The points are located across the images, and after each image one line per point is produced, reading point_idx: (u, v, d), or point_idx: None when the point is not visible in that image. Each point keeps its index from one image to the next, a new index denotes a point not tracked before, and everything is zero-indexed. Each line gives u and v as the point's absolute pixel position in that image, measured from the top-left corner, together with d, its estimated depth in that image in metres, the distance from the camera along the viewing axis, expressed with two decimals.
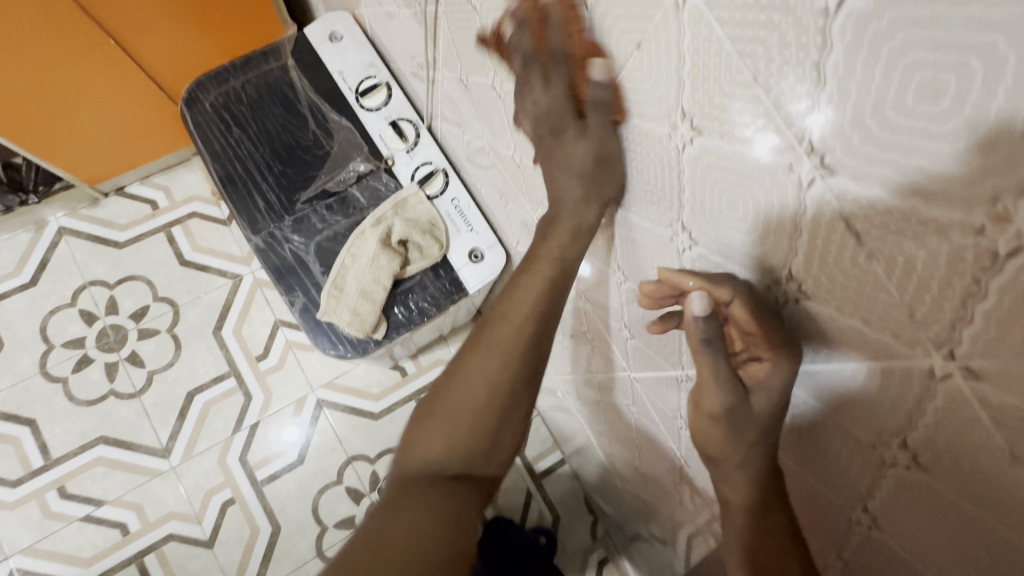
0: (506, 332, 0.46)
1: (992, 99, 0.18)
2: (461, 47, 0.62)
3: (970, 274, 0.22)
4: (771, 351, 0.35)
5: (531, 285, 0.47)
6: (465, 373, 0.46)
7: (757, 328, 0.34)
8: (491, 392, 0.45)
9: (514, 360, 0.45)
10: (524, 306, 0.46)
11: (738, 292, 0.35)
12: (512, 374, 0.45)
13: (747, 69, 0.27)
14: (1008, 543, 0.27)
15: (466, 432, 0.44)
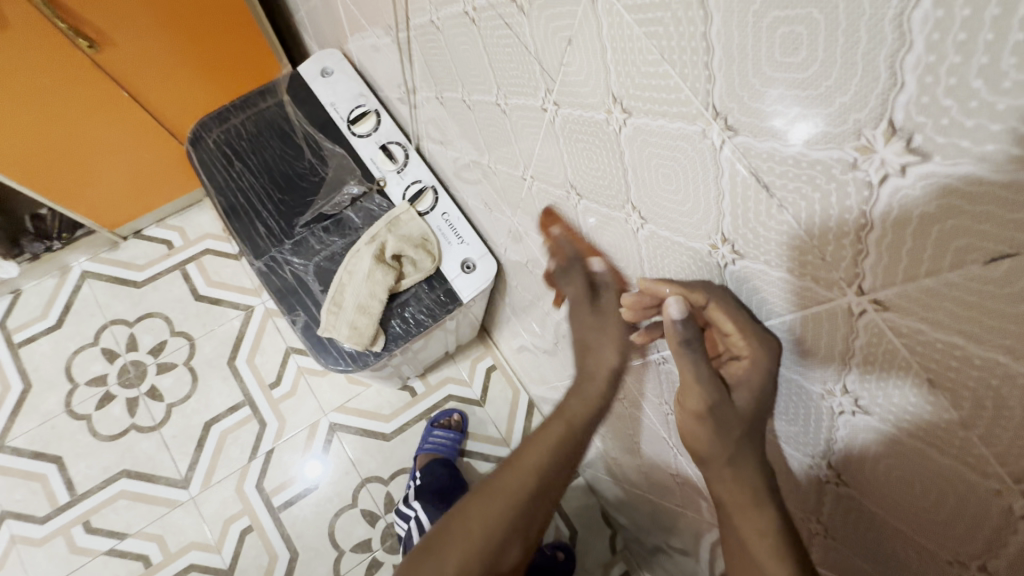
0: (510, 484, 0.51)
1: (835, 44, 0.21)
2: (433, 64, 0.65)
3: (857, 207, 0.24)
4: (749, 349, 0.36)
5: (539, 452, 0.52)
6: (466, 513, 0.50)
7: (733, 327, 0.35)
8: (487, 543, 0.49)
9: (512, 516, 0.50)
10: (526, 474, 0.51)
11: (713, 295, 0.36)
12: (508, 525, 0.50)
13: (653, 51, 0.30)
14: (951, 472, 0.28)
15: (461, 574, 0.48)
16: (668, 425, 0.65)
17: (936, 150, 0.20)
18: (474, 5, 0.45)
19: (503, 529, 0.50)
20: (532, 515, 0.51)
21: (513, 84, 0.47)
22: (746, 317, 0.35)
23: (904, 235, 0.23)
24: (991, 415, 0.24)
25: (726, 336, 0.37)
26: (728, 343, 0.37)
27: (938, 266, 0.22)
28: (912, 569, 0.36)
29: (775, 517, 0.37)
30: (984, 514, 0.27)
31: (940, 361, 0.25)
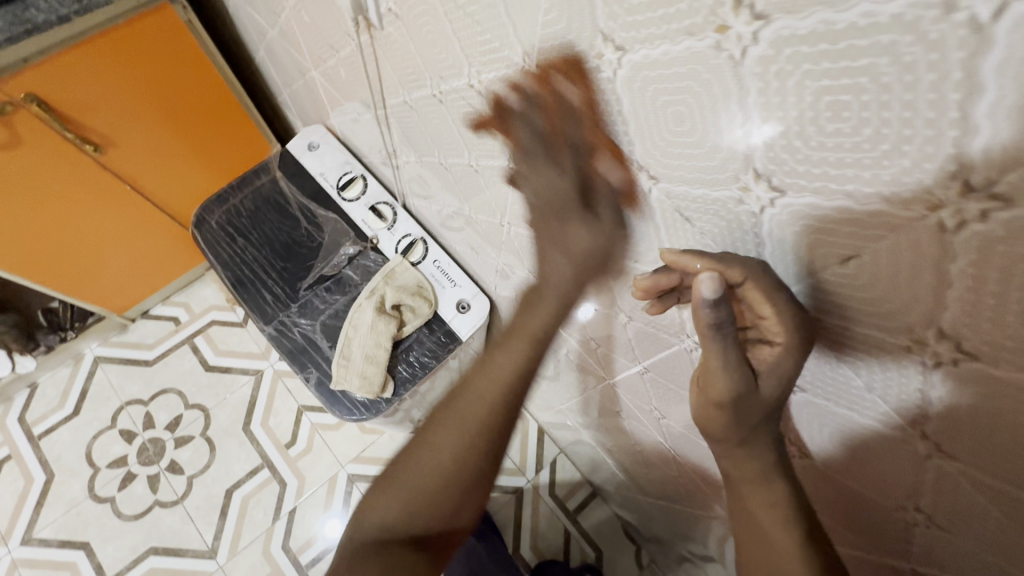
0: (485, 392, 0.47)
1: (709, 120, 0.28)
2: (411, 133, 0.72)
3: (752, 231, 0.31)
4: (784, 335, 0.32)
5: (508, 363, 0.46)
6: (448, 422, 0.47)
7: (772, 312, 0.31)
8: (454, 467, 0.46)
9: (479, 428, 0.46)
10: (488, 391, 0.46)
11: (749, 272, 0.31)
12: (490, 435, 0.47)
13: (586, 124, 0.37)
14: (872, 428, 0.34)
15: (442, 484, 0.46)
16: (666, 428, 0.70)
17: (789, 188, 0.27)
18: (439, 89, 0.53)
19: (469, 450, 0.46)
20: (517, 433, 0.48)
21: (481, 148, 0.55)
22: (784, 298, 0.31)
23: (787, 248, 0.30)
24: (882, 376, 0.30)
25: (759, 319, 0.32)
26: (761, 325, 0.33)
27: (812, 267, 0.29)
28: (874, 523, 0.41)
29: (782, 509, 0.39)
30: (905, 459, 0.33)
31: (840, 341, 0.31)
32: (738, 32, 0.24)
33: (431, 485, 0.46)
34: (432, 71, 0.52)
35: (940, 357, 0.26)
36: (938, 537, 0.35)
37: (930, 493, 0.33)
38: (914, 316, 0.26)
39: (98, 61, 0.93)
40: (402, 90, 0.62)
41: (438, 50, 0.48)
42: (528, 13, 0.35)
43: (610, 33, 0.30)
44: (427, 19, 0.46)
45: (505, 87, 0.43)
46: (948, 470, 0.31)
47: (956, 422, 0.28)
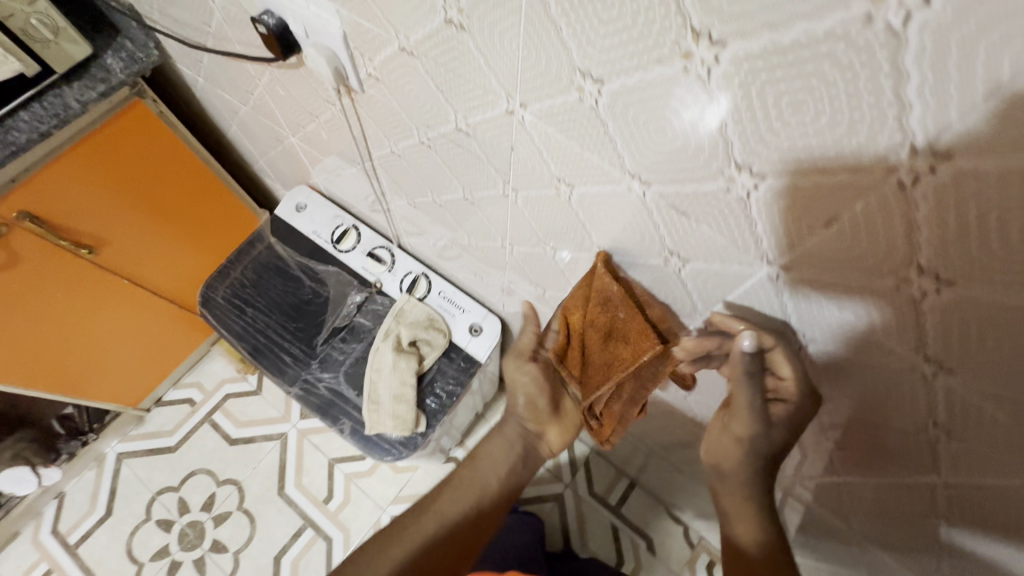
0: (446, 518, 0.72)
1: (686, 128, 0.33)
2: (400, 178, 0.76)
3: (742, 213, 0.35)
4: (796, 395, 0.44)
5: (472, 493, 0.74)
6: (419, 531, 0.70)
7: (791, 374, 0.44)
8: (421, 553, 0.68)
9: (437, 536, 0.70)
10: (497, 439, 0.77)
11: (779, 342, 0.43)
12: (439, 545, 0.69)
13: (575, 145, 0.42)
14: (883, 361, 0.38)
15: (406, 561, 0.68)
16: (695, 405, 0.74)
17: (767, 173, 0.31)
18: (427, 136, 0.57)
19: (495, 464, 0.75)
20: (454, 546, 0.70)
21: (474, 180, 0.59)
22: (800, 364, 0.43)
23: (775, 222, 0.34)
24: (877, 317, 0.35)
25: (780, 379, 0.45)
26: (779, 386, 0.45)
27: (802, 234, 0.33)
28: (902, 448, 0.45)
29: None
30: (917, 385, 0.38)
31: (836, 294, 0.36)
32: (702, 56, 0.28)
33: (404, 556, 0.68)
34: (417, 121, 0.56)
35: (924, 290, 0.30)
36: (964, 448, 0.39)
37: (946, 410, 0.37)
38: (895, 259, 0.30)
39: (83, 168, 0.96)
40: (388, 142, 0.66)
41: (423, 104, 0.53)
42: (508, 65, 0.40)
43: (588, 71, 0.34)
44: (410, 79, 0.50)
45: (493, 126, 0.48)
46: (958, 386, 0.35)
47: (951, 342, 0.32)
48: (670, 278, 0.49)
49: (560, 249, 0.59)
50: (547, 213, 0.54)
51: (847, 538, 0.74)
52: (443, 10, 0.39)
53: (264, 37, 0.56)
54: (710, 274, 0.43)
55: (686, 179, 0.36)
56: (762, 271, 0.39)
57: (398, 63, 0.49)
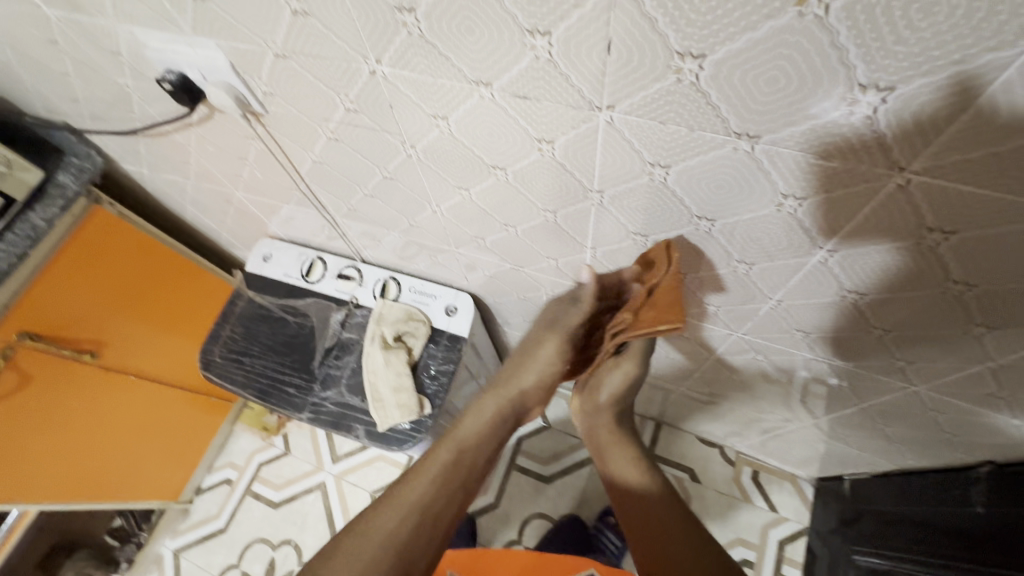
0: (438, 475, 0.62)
1: (482, 19, 0.41)
2: (331, 188, 0.84)
3: (556, 72, 0.43)
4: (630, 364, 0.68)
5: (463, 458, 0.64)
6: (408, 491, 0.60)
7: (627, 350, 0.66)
8: (418, 516, 0.57)
9: (436, 497, 0.60)
10: (482, 421, 0.68)
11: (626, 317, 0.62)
12: (441, 507, 0.59)
13: (426, 75, 0.50)
14: (722, 158, 0.45)
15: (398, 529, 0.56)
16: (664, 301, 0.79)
17: (550, 29, 0.39)
18: (330, 129, 0.66)
19: (482, 443, 0.66)
20: (454, 508, 0.61)
21: (380, 152, 0.67)
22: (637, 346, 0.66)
23: (579, 67, 0.42)
24: (687, 119, 0.42)
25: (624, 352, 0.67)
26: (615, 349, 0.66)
27: (599, 68, 0.41)
28: (787, 238, 0.52)
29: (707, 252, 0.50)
30: (752, 166, 0.44)
31: (656, 111, 0.43)
32: None
33: (394, 522, 0.56)
34: (316, 117, 0.64)
35: (694, 71, 0.38)
36: (819, 209, 0.46)
37: (787, 177, 0.44)
38: (662, 57, 0.38)
39: (64, 279, 1.05)
40: (306, 153, 0.75)
41: (312, 98, 0.61)
42: (350, 29, 0.48)
43: (400, 4, 0.43)
44: (292, 80, 0.59)
45: (367, 92, 0.56)
46: (773, 150, 0.42)
47: (742, 110, 0.40)
48: (555, 168, 0.56)
49: (473, 189, 0.67)
50: (445, 155, 0.62)
51: (826, 370, 0.79)
52: (285, 4, 0.48)
53: (171, 92, 0.66)
54: (573, 144, 0.51)
55: (505, 64, 0.44)
56: (599, 121, 0.46)
57: (279, 68, 0.58)
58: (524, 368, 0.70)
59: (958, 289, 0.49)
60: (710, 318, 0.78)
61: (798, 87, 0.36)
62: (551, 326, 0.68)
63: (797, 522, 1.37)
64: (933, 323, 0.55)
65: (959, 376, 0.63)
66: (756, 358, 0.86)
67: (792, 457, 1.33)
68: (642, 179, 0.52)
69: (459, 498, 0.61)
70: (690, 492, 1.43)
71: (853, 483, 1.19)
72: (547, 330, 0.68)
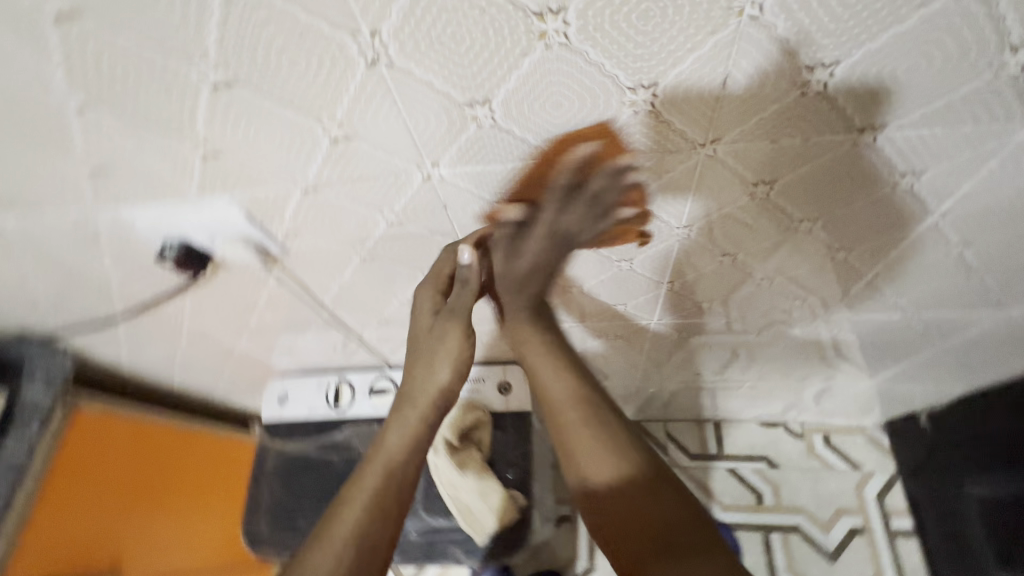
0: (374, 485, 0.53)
1: (576, 91, 0.37)
2: (358, 306, 0.76)
3: (658, 122, 0.40)
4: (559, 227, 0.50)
5: (397, 470, 0.55)
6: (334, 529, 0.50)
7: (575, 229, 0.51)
8: (354, 547, 0.49)
9: (371, 522, 0.51)
10: (406, 432, 0.57)
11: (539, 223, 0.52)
12: (376, 527, 0.51)
13: (496, 165, 0.45)
14: (838, 155, 0.43)
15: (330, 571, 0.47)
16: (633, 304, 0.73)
17: (658, 80, 0.36)
18: (365, 248, 0.59)
19: (415, 454, 0.56)
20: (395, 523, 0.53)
21: (426, 255, 0.61)
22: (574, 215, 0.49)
23: (686, 110, 0.38)
24: (805, 129, 0.40)
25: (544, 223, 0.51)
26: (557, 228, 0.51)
27: (710, 106, 0.38)
28: (897, 213, 0.50)
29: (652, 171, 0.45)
30: (870, 155, 0.42)
31: (771, 129, 0.40)
32: (553, 30, 0.32)
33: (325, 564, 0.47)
34: (350, 240, 0.58)
35: (822, 82, 0.36)
36: (940, 175, 0.44)
37: (911, 154, 0.42)
38: (789, 75, 0.35)
39: (60, 509, 0.87)
40: (332, 280, 0.67)
41: (348, 223, 0.55)
42: (405, 141, 0.43)
43: (473, 99, 0.38)
44: (326, 211, 0.52)
45: (418, 199, 0.51)
46: (899, 133, 0.40)
47: (871, 106, 0.37)
48: (638, 215, 0.52)
49: None
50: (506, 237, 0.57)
51: (907, 322, 0.77)
52: (324, 134, 0.42)
53: (176, 264, 0.57)
54: (665, 187, 0.48)
55: (598, 130, 0.41)
56: (700, 156, 0.44)
57: (307, 203, 0.51)
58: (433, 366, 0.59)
59: None
60: (788, 310, 0.75)
61: (942, 64, 0.34)
62: (446, 312, 0.59)
63: (886, 473, 1.34)
64: None
65: None
66: (833, 334, 0.84)
67: (859, 411, 1.32)
68: (740, 200, 0.49)
69: (397, 516, 0.53)
70: (777, 480, 1.37)
71: (927, 420, 1.17)
72: (447, 320, 0.58)
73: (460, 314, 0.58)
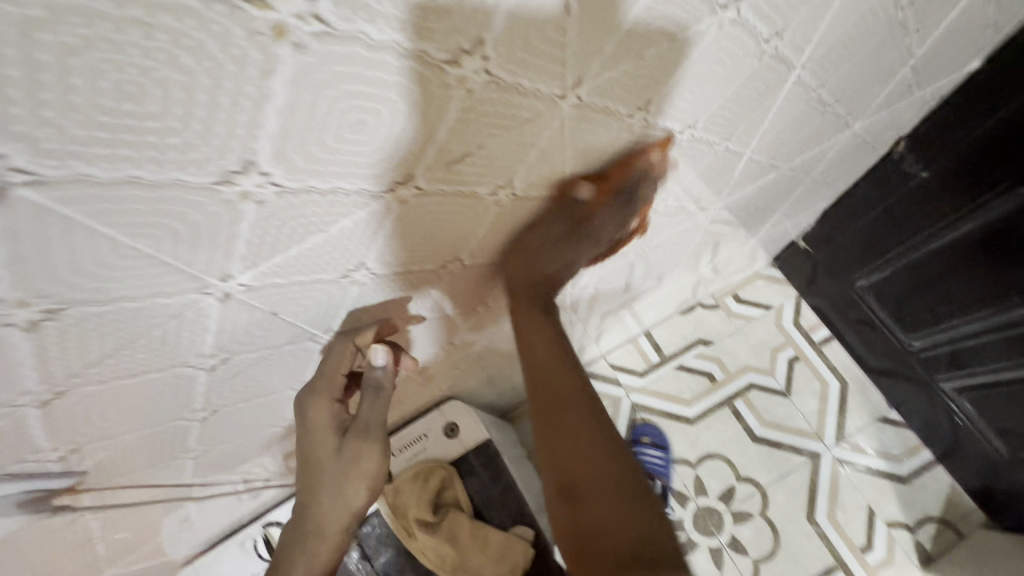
0: None
1: (375, 94, 0.24)
2: (233, 456, 0.57)
3: (502, 90, 0.28)
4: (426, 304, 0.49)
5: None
6: None
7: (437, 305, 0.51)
8: None
9: None
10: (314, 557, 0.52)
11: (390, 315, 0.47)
12: None
13: (314, 235, 0.31)
14: (711, 43, 0.35)
15: None
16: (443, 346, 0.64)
17: (485, 33, 0.24)
18: (198, 407, 0.42)
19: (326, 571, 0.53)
20: None
21: (287, 369, 0.45)
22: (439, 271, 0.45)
23: (533, 60, 0.27)
24: (671, 28, 0.31)
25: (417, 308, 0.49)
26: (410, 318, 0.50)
27: (559, 41, 0.27)
28: (767, 82, 0.45)
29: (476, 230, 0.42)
30: (741, 28, 0.35)
31: (637, 42, 0.31)
32: (292, 15, 0.18)
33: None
34: (168, 411, 0.40)
35: None
36: (801, 23, 0.39)
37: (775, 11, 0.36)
38: None
39: None
40: (177, 457, 0.48)
41: (147, 399, 0.37)
42: (153, 271, 0.26)
43: (225, 172, 0.23)
44: (99, 406, 0.34)
45: (231, 323, 0.34)
46: None
47: None
48: (516, 204, 0.41)
49: (423, 306, 0.50)
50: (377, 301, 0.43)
51: (777, 176, 0.78)
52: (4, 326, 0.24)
53: None
54: (534, 164, 0.37)
55: (431, 134, 0.28)
56: (565, 110, 0.33)
57: (63, 412, 0.32)
58: (345, 491, 0.51)
59: (902, 14, 0.47)
60: (682, 216, 0.71)
61: None
62: (358, 429, 0.50)
63: (790, 298, 1.28)
64: (875, 63, 0.55)
65: (889, 87, 0.65)
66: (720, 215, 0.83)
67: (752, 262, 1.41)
68: (619, 139, 0.40)
69: None
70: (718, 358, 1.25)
71: (806, 241, 1.19)
72: (357, 441, 0.50)
73: (374, 431, 0.50)
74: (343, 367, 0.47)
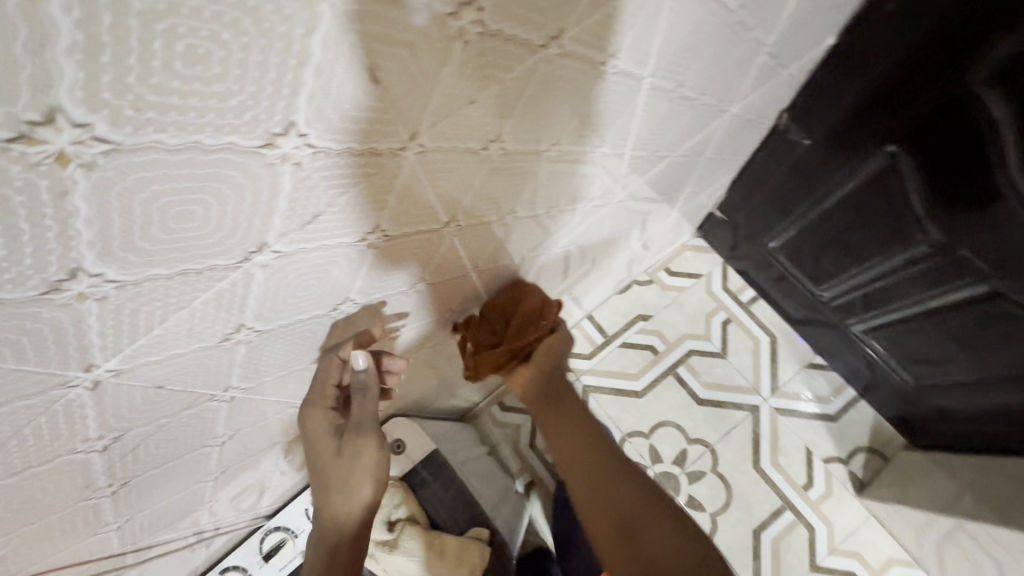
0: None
1: (192, 187, 0.25)
2: (166, 517, 0.57)
3: (333, 156, 0.29)
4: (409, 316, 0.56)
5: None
6: None
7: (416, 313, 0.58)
8: None
9: None
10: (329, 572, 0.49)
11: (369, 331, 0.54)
12: None
13: (177, 314, 0.31)
14: (544, 76, 0.37)
15: None
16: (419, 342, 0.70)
17: (292, 115, 0.25)
18: (105, 484, 0.42)
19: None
20: None
21: (196, 431, 0.45)
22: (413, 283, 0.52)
23: (356, 125, 0.29)
24: (495, 71, 0.33)
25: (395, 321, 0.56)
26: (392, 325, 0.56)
27: (378, 106, 0.29)
28: (621, 93, 0.48)
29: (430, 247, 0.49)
30: (571, 57, 0.38)
31: (464, 90, 0.33)
32: (69, 142, 0.19)
33: None
34: (71, 494, 0.40)
35: (478, 19, 0.29)
36: (632, 43, 0.42)
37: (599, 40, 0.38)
38: (440, 31, 0.27)
39: None
40: (97, 531, 0.48)
41: (42, 489, 0.37)
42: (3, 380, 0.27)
43: (49, 283, 0.24)
44: None
45: (114, 405, 0.35)
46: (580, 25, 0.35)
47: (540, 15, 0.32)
48: (397, 242, 0.43)
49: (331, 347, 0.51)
50: (274, 353, 0.44)
51: (671, 163, 0.83)
52: None
53: None
54: (398, 208, 0.38)
55: (270, 206, 0.29)
56: (413, 158, 0.35)
57: None
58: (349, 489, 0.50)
59: (735, 15, 0.51)
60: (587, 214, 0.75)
61: None
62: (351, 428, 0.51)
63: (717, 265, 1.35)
64: (726, 58, 0.59)
65: (751, 74, 0.70)
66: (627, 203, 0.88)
67: None
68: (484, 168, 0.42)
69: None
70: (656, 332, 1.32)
71: (720, 212, 1.24)
72: (353, 439, 0.51)
73: (365, 426, 0.51)
74: (330, 377, 0.52)
